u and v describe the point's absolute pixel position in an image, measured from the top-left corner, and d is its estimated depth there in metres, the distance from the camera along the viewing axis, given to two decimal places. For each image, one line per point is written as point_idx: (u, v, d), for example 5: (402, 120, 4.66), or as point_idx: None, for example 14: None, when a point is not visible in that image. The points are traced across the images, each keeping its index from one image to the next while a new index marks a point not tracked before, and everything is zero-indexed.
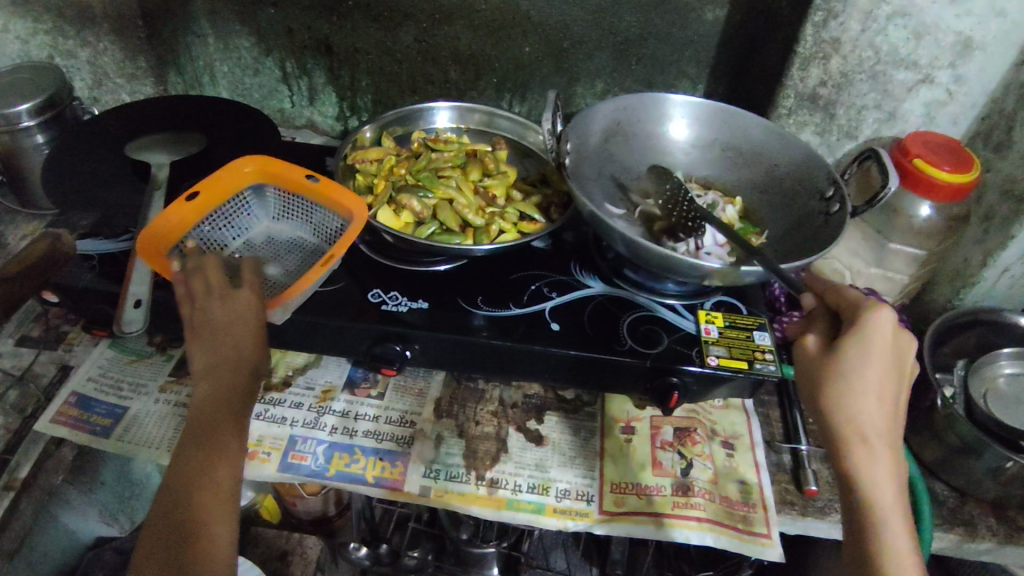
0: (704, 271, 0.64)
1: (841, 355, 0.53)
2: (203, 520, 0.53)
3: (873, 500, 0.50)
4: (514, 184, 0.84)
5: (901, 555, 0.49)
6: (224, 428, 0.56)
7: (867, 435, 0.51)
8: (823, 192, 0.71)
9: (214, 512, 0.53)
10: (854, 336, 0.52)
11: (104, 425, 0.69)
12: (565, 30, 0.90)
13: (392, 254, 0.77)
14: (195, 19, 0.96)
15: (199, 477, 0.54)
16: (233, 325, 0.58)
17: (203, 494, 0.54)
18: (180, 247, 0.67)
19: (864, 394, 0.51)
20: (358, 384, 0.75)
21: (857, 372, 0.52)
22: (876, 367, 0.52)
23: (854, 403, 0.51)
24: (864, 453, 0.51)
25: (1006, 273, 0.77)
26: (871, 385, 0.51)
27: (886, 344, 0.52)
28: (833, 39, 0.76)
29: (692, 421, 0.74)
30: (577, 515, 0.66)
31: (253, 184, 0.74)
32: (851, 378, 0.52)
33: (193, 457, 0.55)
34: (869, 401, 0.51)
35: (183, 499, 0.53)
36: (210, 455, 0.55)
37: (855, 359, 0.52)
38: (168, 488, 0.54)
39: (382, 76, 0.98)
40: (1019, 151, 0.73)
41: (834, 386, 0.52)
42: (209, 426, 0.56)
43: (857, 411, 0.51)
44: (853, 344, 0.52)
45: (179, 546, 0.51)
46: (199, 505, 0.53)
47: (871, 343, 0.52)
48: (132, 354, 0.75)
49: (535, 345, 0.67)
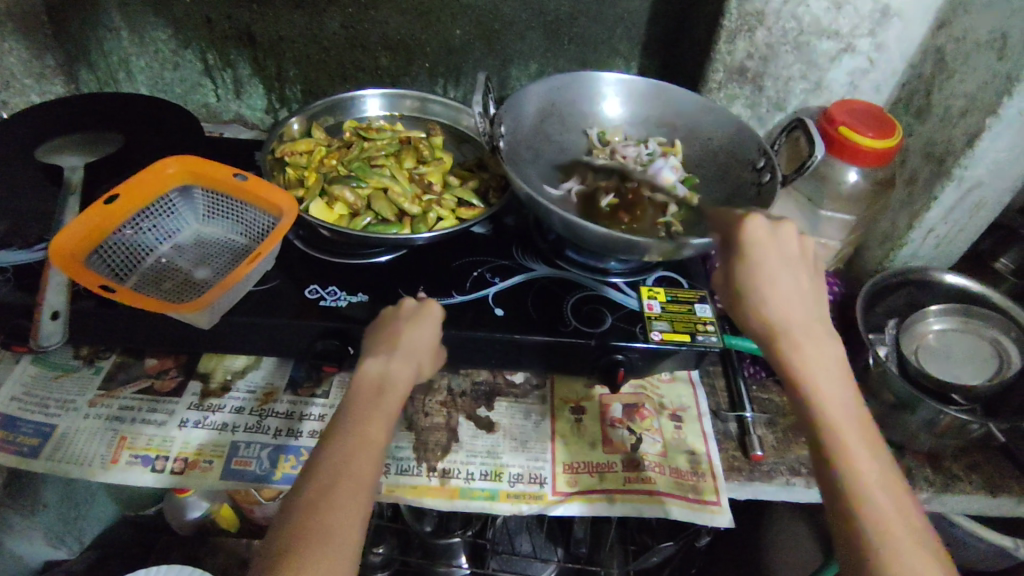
0: (642, 246, 0.64)
1: (738, 271, 0.53)
2: (337, 515, 0.49)
3: (823, 412, 0.49)
4: (451, 170, 0.83)
5: (861, 469, 0.47)
6: (376, 419, 0.54)
7: (795, 342, 0.50)
8: (755, 162, 0.72)
9: (346, 511, 0.49)
10: (739, 249, 0.53)
11: (31, 445, 0.65)
12: (495, 12, 0.89)
13: (329, 248, 0.74)
14: (105, 11, 0.90)
15: (345, 466, 0.51)
16: (429, 329, 0.62)
17: (343, 484, 0.50)
18: (100, 252, 0.63)
19: (773, 299, 0.51)
20: (301, 384, 0.73)
21: (756, 279, 0.52)
22: (772, 270, 0.52)
23: (767, 307, 0.51)
24: (795, 355, 0.50)
25: (930, 233, 0.80)
26: (779, 290, 0.51)
27: (766, 244, 0.53)
28: (757, 11, 0.76)
29: (640, 397, 0.75)
30: (531, 499, 0.66)
31: (179, 184, 0.70)
32: (755, 285, 0.51)
33: (344, 446, 0.52)
34: (784, 300, 0.51)
35: (325, 487, 0.50)
36: (352, 451, 0.52)
37: (754, 269, 0.52)
38: (320, 473, 0.50)
39: (310, 65, 0.95)
40: (937, 115, 0.76)
41: (743, 297, 0.52)
42: (364, 415, 0.54)
43: (773, 310, 0.51)
44: (747, 257, 0.52)
45: (309, 537, 0.47)
46: (341, 493, 0.50)
47: (756, 253, 0.52)
48: (58, 369, 0.72)
49: (480, 331, 0.67)
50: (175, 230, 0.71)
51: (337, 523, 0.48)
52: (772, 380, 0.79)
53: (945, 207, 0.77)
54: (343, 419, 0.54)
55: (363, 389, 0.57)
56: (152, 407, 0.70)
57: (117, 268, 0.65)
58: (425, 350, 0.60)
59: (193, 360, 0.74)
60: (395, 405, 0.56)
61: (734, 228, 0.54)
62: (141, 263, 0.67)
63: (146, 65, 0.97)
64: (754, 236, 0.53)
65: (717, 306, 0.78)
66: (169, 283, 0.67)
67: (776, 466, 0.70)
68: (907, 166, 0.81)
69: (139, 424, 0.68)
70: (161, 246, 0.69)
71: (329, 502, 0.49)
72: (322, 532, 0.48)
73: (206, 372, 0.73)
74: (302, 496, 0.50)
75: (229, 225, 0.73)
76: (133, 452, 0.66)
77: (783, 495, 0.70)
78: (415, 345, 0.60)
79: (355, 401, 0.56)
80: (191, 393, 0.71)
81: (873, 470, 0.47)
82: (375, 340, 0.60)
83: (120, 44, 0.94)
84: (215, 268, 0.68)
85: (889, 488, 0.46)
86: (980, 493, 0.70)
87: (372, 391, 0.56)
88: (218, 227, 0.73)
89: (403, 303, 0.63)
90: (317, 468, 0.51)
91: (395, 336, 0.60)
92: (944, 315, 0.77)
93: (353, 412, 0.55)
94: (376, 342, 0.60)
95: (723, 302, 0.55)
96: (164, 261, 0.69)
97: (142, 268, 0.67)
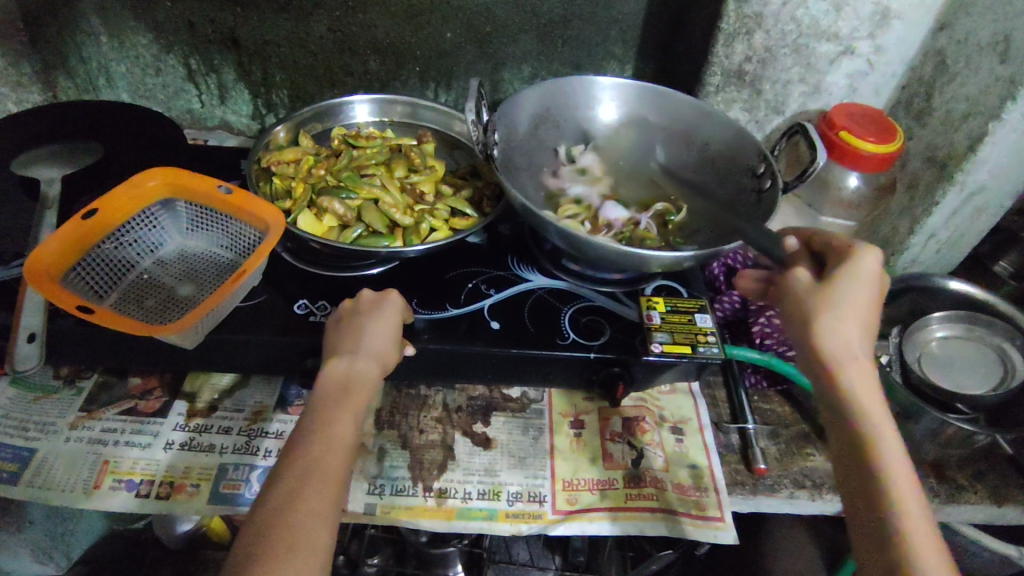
0: (640, 258, 0.62)
1: (838, 286, 0.54)
2: (306, 517, 0.49)
3: (873, 431, 0.50)
4: (443, 178, 0.81)
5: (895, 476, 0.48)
6: (342, 419, 0.55)
7: (856, 357, 0.52)
8: (755, 169, 0.71)
9: (311, 507, 0.50)
10: (847, 273, 0.54)
11: (9, 471, 0.62)
12: (487, 14, 0.87)
13: (318, 260, 0.72)
14: (82, 15, 0.87)
15: (313, 468, 0.52)
16: (383, 322, 0.61)
17: (312, 482, 0.51)
18: (78, 269, 0.60)
19: (855, 322, 0.52)
20: (291, 402, 0.70)
21: (847, 298, 0.53)
22: (862, 297, 0.53)
23: (840, 328, 0.52)
24: (853, 372, 0.51)
25: (932, 238, 0.79)
26: (859, 314, 0.53)
27: (875, 279, 0.54)
28: (755, 14, 0.75)
29: (640, 409, 0.73)
30: (529, 518, 0.64)
31: (162, 197, 0.68)
32: (842, 305, 0.53)
33: (309, 448, 0.53)
34: (866, 326, 0.53)
35: (293, 489, 0.50)
36: (314, 453, 0.53)
37: (849, 289, 0.53)
38: (280, 481, 0.51)
39: (296, 70, 0.93)
40: (938, 118, 0.75)
41: (822, 309, 0.53)
42: (329, 414, 0.55)
43: (843, 331, 0.52)
44: (851, 279, 0.54)
45: (278, 540, 0.47)
46: (303, 492, 0.50)
47: (856, 280, 0.54)
48: (38, 391, 0.69)
49: (475, 346, 0.65)
50: (157, 244, 0.69)
51: (306, 523, 0.49)
52: (774, 390, 0.77)
53: (946, 212, 0.76)
54: (308, 419, 0.55)
55: (330, 388, 0.57)
56: (136, 429, 0.67)
57: (97, 285, 0.62)
58: (390, 343, 0.60)
59: (179, 379, 0.72)
60: (361, 404, 0.57)
61: (853, 256, 0.55)
62: (123, 278, 0.65)
63: (126, 70, 0.94)
64: (866, 265, 0.55)
65: (717, 315, 0.77)
66: (152, 301, 0.64)
67: (780, 479, 0.69)
68: (908, 170, 0.80)
69: (123, 447, 0.65)
70: (143, 261, 0.67)
71: (297, 503, 0.50)
72: (292, 534, 0.48)
73: (193, 391, 0.71)
74: (271, 500, 0.50)
75: (214, 239, 0.70)
76: (117, 477, 0.63)
77: (788, 509, 0.69)
78: (380, 339, 0.60)
79: (322, 401, 0.56)
80: (177, 413, 0.69)
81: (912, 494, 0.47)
82: (338, 337, 0.61)
83: (99, 50, 0.91)
84: (198, 284, 0.66)
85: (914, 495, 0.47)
86: (986, 503, 0.69)
87: (337, 390, 0.57)
88: (201, 240, 0.70)
89: (361, 297, 0.64)
90: (282, 471, 0.52)
91: (358, 331, 0.60)
92: (948, 321, 0.76)
93: (317, 413, 0.55)
94: (338, 339, 0.60)
95: (790, 308, 0.56)
96: (146, 276, 0.66)
97: (124, 285, 0.65)
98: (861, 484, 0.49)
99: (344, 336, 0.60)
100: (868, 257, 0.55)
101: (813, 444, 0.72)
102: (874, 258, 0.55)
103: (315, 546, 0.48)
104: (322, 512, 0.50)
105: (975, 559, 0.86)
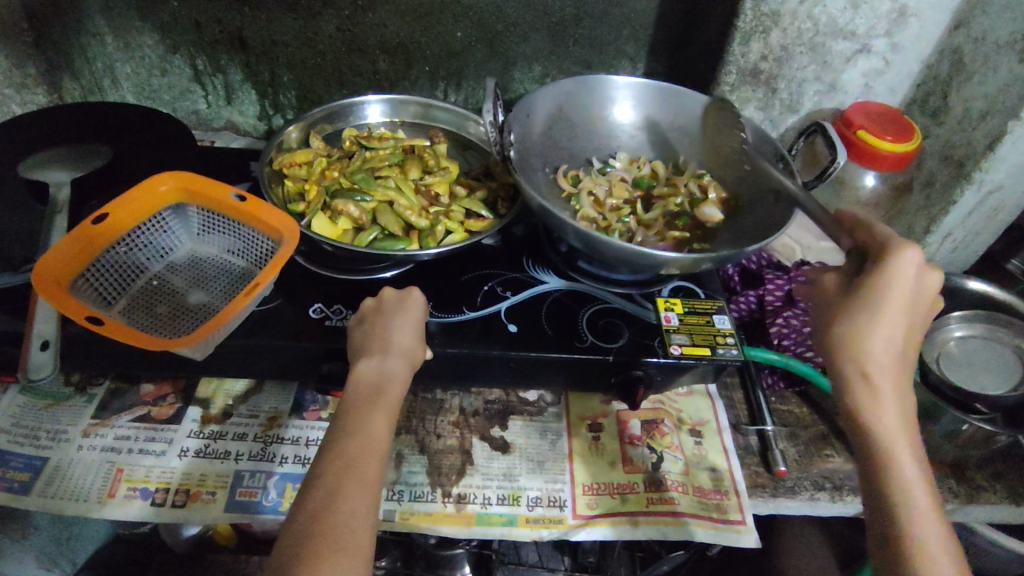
0: (660, 260, 0.61)
1: (862, 293, 0.49)
2: (348, 517, 0.49)
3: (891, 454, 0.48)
4: (457, 179, 0.80)
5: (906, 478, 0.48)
6: (376, 418, 0.55)
7: (875, 376, 0.48)
8: (772, 168, 0.70)
9: (355, 513, 0.49)
10: (874, 279, 0.49)
11: (22, 480, 0.61)
12: (497, 13, 0.86)
13: (332, 263, 0.71)
14: (87, 16, 0.86)
15: (351, 469, 0.51)
16: (406, 319, 0.61)
17: (351, 486, 0.50)
18: (87, 275, 0.60)
19: (881, 335, 0.48)
20: (307, 407, 0.70)
21: (872, 315, 0.48)
22: (891, 308, 0.48)
23: (864, 343, 0.48)
24: (875, 400, 0.49)
25: (948, 237, 0.79)
26: (886, 323, 0.48)
27: (908, 283, 0.48)
28: (773, 12, 0.74)
29: (658, 412, 0.72)
30: (549, 524, 0.63)
31: (172, 202, 0.67)
32: (870, 316, 0.48)
33: (344, 451, 0.52)
34: (896, 339, 0.48)
35: (333, 490, 0.50)
36: (353, 457, 0.52)
37: (872, 295, 0.48)
38: (319, 486, 0.50)
39: (305, 69, 0.91)
40: (955, 117, 0.75)
41: (835, 320, 0.50)
42: (364, 415, 0.54)
43: (875, 344, 0.48)
44: (875, 287, 0.48)
45: (320, 546, 0.47)
46: (346, 495, 0.50)
47: (894, 288, 0.48)
48: (48, 399, 0.68)
49: (493, 349, 0.64)
50: (169, 248, 0.68)
51: (348, 524, 0.48)
52: (792, 391, 0.77)
53: (964, 211, 0.75)
54: (341, 422, 0.55)
55: (361, 388, 0.56)
56: (149, 436, 0.66)
57: (106, 292, 0.61)
58: (415, 342, 0.60)
59: (191, 385, 0.71)
60: (394, 404, 0.56)
61: (885, 260, 0.49)
62: (132, 284, 0.64)
63: (131, 70, 0.92)
64: (901, 270, 0.48)
65: (733, 315, 0.77)
66: (163, 308, 0.63)
67: (800, 482, 0.68)
68: (924, 168, 0.80)
69: (136, 455, 0.65)
70: (155, 266, 0.66)
71: (331, 510, 0.49)
72: (336, 537, 0.47)
73: (206, 397, 0.70)
74: (313, 500, 0.49)
75: (225, 245, 0.69)
76: (132, 485, 0.62)
77: (807, 511, 0.68)
78: (405, 338, 0.59)
79: (355, 402, 0.56)
80: (191, 420, 0.68)
81: (932, 525, 0.46)
82: (363, 337, 0.60)
83: (104, 50, 0.90)
84: (208, 292, 0.65)
85: (927, 516, 0.46)
86: (1004, 503, 0.69)
87: (368, 393, 0.56)
88: (213, 245, 0.69)
89: (382, 297, 0.63)
90: (317, 477, 0.51)
91: (384, 331, 0.60)
92: (967, 321, 0.76)
93: (350, 415, 0.55)
94: (364, 341, 0.60)
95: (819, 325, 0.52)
96: (157, 281, 0.65)
97: (133, 290, 0.64)
98: (873, 502, 0.49)
99: (365, 333, 0.60)
100: (903, 264, 0.48)
101: (832, 445, 0.72)
102: (912, 259, 0.48)
103: (360, 551, 0.48)
104: (365, 516, 0.49)
105: (989, 554, 0.86)
